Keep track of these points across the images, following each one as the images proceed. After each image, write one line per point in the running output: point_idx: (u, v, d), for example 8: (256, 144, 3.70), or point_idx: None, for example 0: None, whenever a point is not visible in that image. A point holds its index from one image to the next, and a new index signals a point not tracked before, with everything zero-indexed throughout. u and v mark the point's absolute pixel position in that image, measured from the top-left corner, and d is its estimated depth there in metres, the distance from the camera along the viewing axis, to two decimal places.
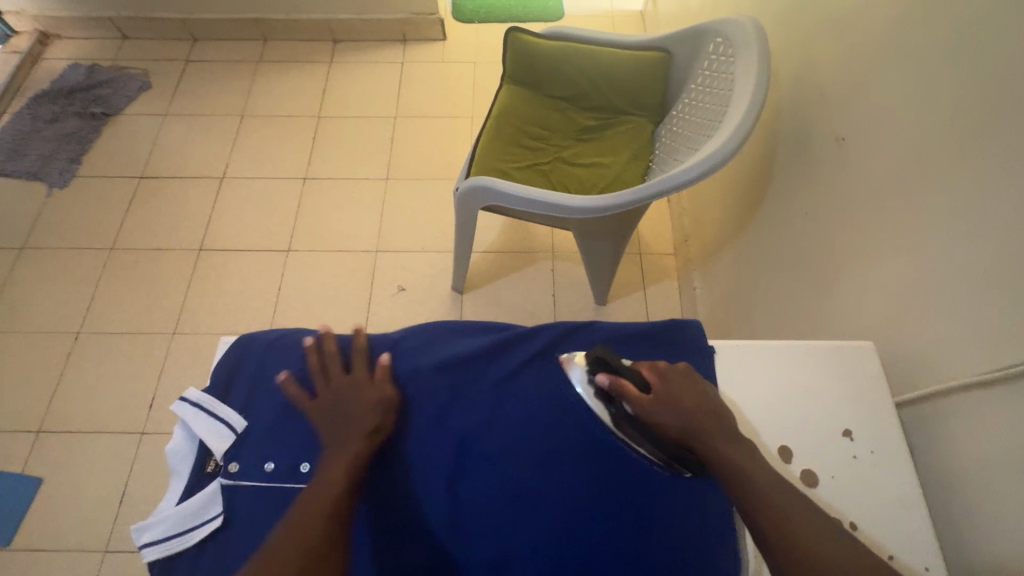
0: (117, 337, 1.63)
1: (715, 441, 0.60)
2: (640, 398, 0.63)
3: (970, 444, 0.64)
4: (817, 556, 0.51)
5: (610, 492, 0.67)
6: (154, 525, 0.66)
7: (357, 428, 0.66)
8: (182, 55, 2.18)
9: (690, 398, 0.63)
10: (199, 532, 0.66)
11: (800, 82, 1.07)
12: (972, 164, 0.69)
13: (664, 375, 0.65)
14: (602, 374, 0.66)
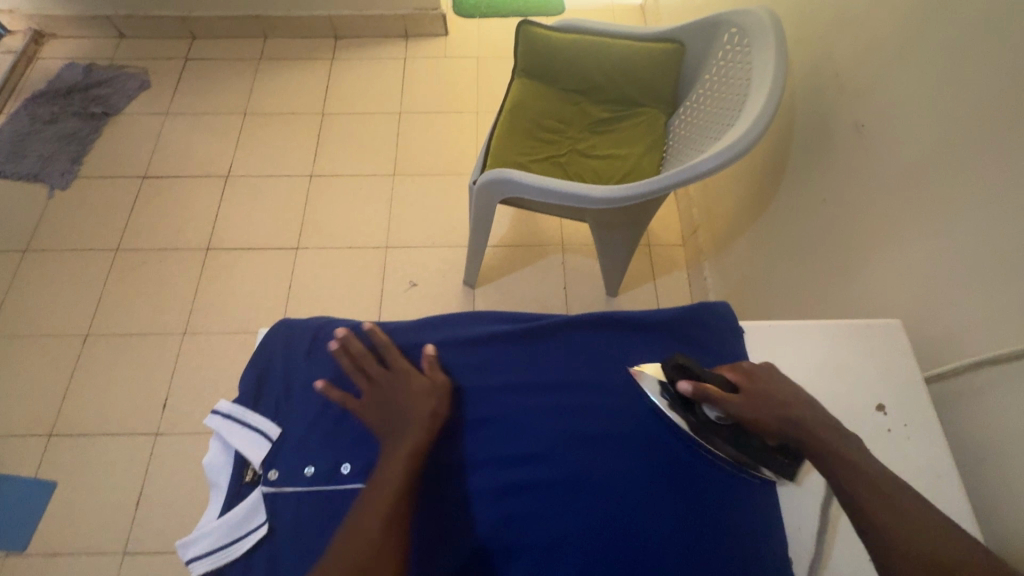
0: (127, 337, 1.62)
1: (813, 428, 0.62)
2: (726, 402, 0.65)
3: (1004, 423, 0.66)
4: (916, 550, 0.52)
5: (663, 477, 0.65)
6: (198, 540, 0.60)
7: (409, 418, 0.64)
8: (182, 53, 2.16)
9: (778, 392, 0.65)
10: (245, 543, 0.60)
11: (817, 72, 1.08)
12: (998, 151, 0.70)
13: (748, 374, 0.67)
14: (686, 382, 0.66)
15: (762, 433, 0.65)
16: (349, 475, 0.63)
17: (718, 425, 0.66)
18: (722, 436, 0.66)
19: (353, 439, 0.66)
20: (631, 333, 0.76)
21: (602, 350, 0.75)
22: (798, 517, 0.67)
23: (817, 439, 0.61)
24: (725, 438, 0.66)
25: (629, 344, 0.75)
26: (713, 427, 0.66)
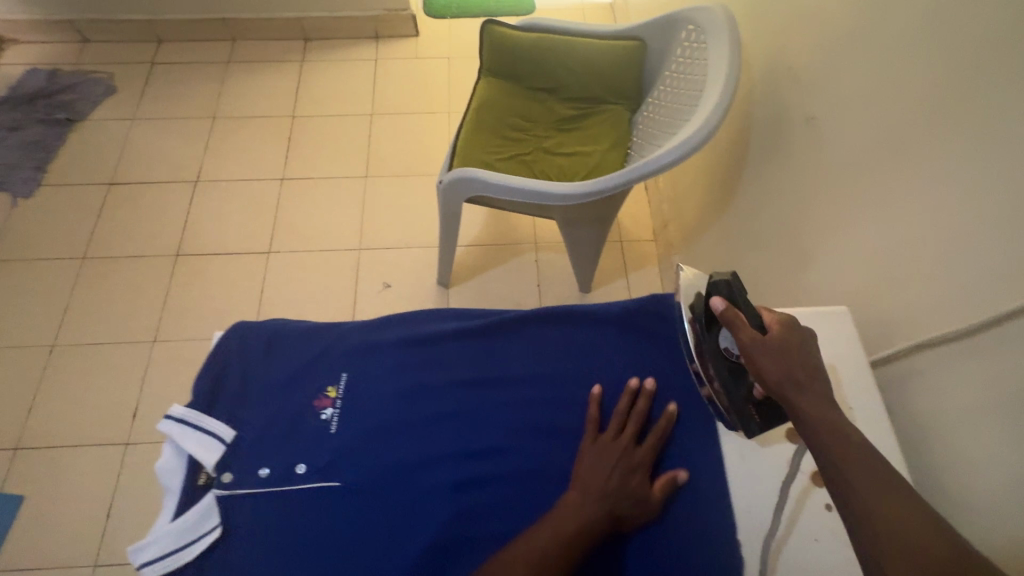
0: (95, 347, 1.59)
1: (812, 395, 0.59)
2: (740, 333, 0.62)
3: (944, 402, 0.68)
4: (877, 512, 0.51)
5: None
6: (149, 545, 0.59)
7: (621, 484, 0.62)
8: (149, 58, 2.13)
9: (799, 351, 0.62)
10: (199, 546, 0.59)
11: (772, 67, 1.10)
12: (939, 140, 0.73)
13: (785, 325, 0.64)
14: (719, 299, 0.64)
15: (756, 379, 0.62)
16: (304, 474, 0.63)
17: (720, 354, 0.66)
18: (716, 364, 0.66)
19: (307, 439, 0.66)
20: (585, 328, 0.76)
21: (559, 343, 0.75)
22: (750, 502, 0.64)
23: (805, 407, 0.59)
24: (719, 369, 0.66)
25: (584, 341, 0.75)
26: (715, 353, 0.66)
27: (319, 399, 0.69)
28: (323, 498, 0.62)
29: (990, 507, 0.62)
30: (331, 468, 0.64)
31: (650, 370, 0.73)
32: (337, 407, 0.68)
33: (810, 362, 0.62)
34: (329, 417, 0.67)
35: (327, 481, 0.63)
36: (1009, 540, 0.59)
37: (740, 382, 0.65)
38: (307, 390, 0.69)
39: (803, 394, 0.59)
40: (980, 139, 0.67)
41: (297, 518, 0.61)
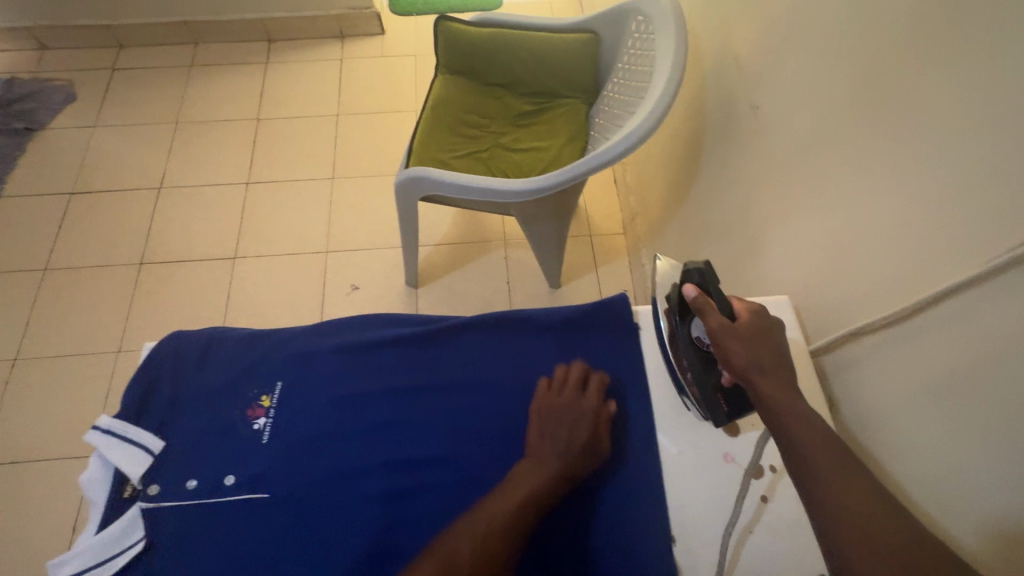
0: (59, 359, 1.57)
1: (777, 379, 0.61)
2: (709, 318, 0.64)
3: (880, 388, 0.69)
4: (843, 507, 0.51)
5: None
6: (71, 559, 0.58)
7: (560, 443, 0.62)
8: (110, 63, 2.09)
9: (766, 338, 0.64)
10: (120, 560, 0.59)
11: (721, 57, 1.10)
12: (870, 126, 0.72)
13: (755, 314, 0.66)
14: (692, 286, 0.67)
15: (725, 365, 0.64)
16: (233, 486, 0.63)
17: (692, 341, 0.68)
18: (689, 351, 0.67)
19: (239, 450, 0.65)
20: (526, 330, 0.75)
21: (500, 347, 0.74)
22: (684, 499, 0.65)
23: (768, 396, 0.60)
24: (690, 358, 0.67)
25: (526, 345, 0.74)
26: (687, 341, 0.68)
27: (251, 409, 0.67)
28: (250, 510, 0.62)
29: (926, 490, 0.62)
30: (260, 479, 0.63)
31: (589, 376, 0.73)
32: (269, 417, 0.67)
33: (777, 349, 0.64)
34: (261, 427, 0.66)
35: (256, 492, 0.62)
36: (945, 523, 0.60)
37: (709, 370, 0.67)
38: (239, 400, 0.68)
39: (767, 380, 0.60)
40: (907, 124, 0.67)
41: (224, 531, 0.61)
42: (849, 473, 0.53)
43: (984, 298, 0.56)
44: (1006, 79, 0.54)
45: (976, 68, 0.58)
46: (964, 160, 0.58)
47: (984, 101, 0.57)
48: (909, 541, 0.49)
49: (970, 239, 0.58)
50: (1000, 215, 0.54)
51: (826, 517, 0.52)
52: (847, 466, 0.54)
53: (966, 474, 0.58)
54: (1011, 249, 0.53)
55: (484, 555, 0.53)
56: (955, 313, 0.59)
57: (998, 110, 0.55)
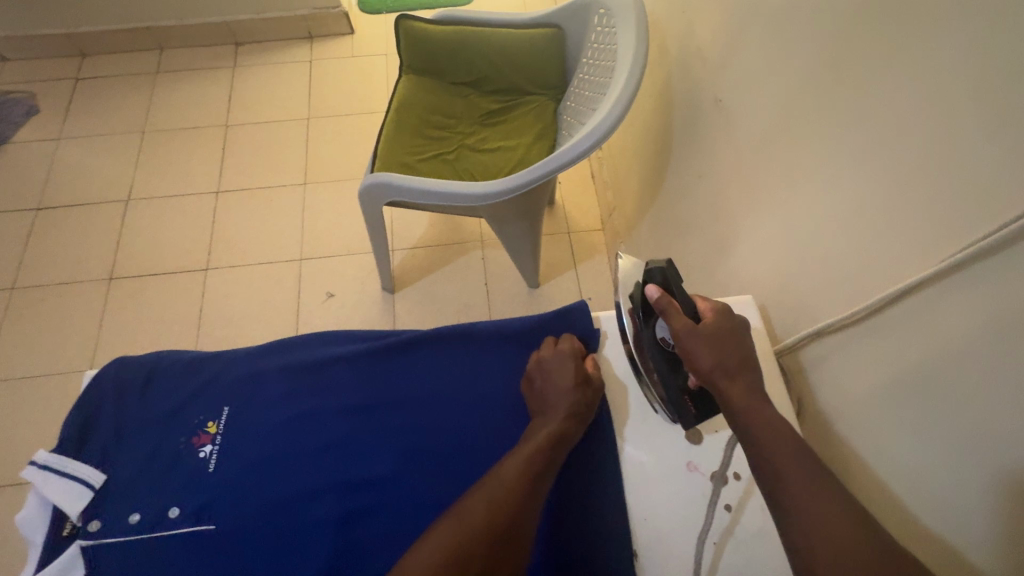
0: (28, 381, 1.53)
1: (743, 382, 0.59)
2: (674, 320, 0.62)
3: (844, 387, 0.67)
4: (808, 511, 0.50)
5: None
6: None
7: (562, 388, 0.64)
8: (72, 73, 2.04)
9: (730, 338, 0.61)
10: None
11: (685, 49, 1.08)
12: (826, 118, 0.70)
13: (720, 313, 0.64)
14: (654, 288, 0.64)
15: (691, 369, 0.62)
16: (178, 518, 0.61)
17: (657, 343, 0.65)
18: (654, 354, 0.65)
19: (184, 481, 0.64)
20: (480, 343, 0.73)
21: (453, 362, 0.72)
22: (647, 512, 0.64)
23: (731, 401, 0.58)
24: (655, 361, 0.65)
25: (482, 360, 0.72)
26: (652, 344, 0.65)
27: (197, 436, 0.66)
28: (194, 543, 0.60)
29: (890, 491, 0.61)
30: (206, 510, 0.62)
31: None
32: (216, 444, 0.66)
33: (742, 349, 0.61)
34: (207, 455, 0.65)
35: (202, 523, 0.61)
36: (911, 525, 0.59)
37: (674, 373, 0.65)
38: (185, 428, 0.67)
39: (732, 383, 0.59)
40: (859, 114, 0.65)
41: (168, 565, 0.60)
42: (817, 477, 0.52)
43: (938, 298, 0.54)
44: (951, 68, 0.52)
45: (921, 56, 0.56)
46: (913, 151, 0.57)
47: (929, 90, 0.55)
48: (880, 547, 0.47)
49: (919, 233, 0.56)
50: (945, 209, 0.53)
51: (796, 525, 0.50)
52: (820, 476, 0.52)
53: (929, 475, 0.56)
54: (957, 250, 0.52)
55: (508, 506, 0.54)
56: (912, 313, 0.57)
57: (943, 100, 0.53)
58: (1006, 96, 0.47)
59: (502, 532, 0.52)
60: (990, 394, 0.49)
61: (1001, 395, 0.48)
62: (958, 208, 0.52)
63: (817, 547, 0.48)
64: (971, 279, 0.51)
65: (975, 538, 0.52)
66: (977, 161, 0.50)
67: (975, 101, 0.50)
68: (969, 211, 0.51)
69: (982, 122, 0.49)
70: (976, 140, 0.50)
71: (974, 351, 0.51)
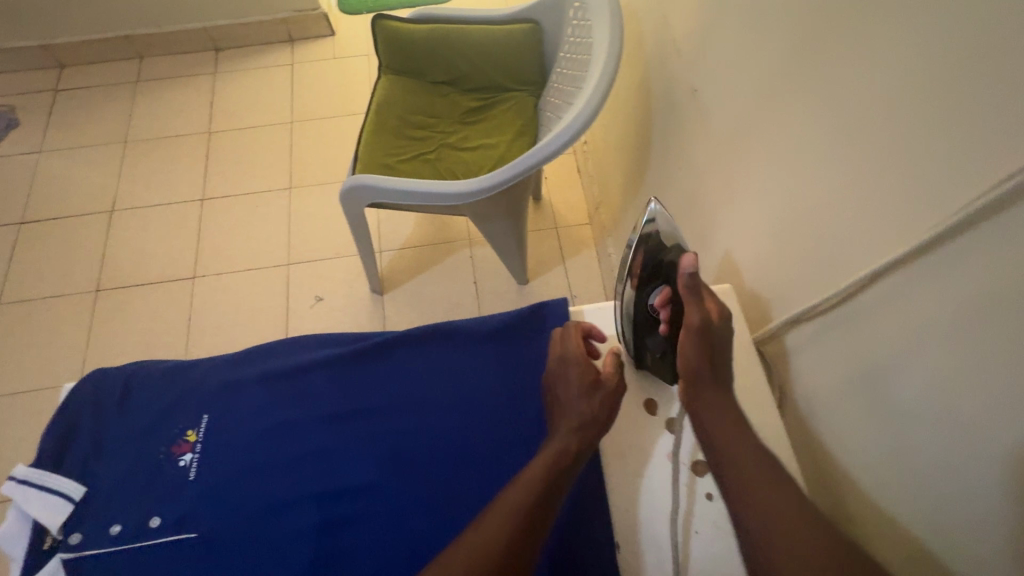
0: (18, 396, 1.52)
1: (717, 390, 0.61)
2: (690, 303, 0.63)
3: (820, 372, 0.69)
4: (755, 497, 0.52)
5: (483, 498, 0.64)
6: None
7: (573, 403, 0.61)
8: (52, 85, 2.02)
9: (721, 349, 0.63)
10: None
11: (660, 40, 1.08)
12: (795, 106, 0.71)
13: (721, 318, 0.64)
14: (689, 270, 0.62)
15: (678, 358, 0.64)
16: (158, 527, 0.63)
17: (648, 312, 0.66)
18: (640, 312, 0.66)
19: (165, 491, 0.65)
20: (457, 343, 0.73)
21: (428, 364, 0.72)
22: (629, 502, 0.65)
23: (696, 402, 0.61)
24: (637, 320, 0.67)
25: (458, 360, 0.72)
26: (643, 310, 0.66)
27: (176, 446, 0.68)
28: (176, 552, 0.62)
29: (865, 472, 0.63)
30: (186, 519, 0.63)
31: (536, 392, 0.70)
32: (196, 452, 0.68)
33: (724, 361, 0.63)
34: (187, 464, 0.67)
35: (182, 532, 0.63)
36: (883, 504, 0.61)
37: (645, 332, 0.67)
38: (165, 438, 0.68)
39: (706, 386, 0.61)
40: (824, 102, 0.65)
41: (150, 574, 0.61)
42: (768, 465, 0.54)
43: (901, 284, 0.55)
44: (908, 52, 0.53)
45: (878, 40, 0.56)
46: (874, 136, 0.57)
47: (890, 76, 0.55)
48: (820, 531, 0.48)
49: (885, 219, 0.57)
50: (905, 195, 0.54)
51: (745, 511, 0.52)
52: (774, 474, 0.53)
53: (903, 458, 0.57)
54: (917, 237, 0.53)
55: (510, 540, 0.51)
56: (879, 299, 0.58)
57: (900, 84, 0.54)
58: (960, 79, 0.47)
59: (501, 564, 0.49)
60: (950, 375, 0.50)
61: (959, 374, 0.50)
62: (914, 194, 0.53)
63: (764, 528, 0.50)
64: (930, 264, 0.52)
65: (946, 519, 0.53)
66: (930, 146, 0.50)
67: (929, 86, 0.50)
68: (925, 196, 0.51)
69: (934, 106, 0.50)
70: (928, 125, 0.50)
71: (937, 334, 0.51)
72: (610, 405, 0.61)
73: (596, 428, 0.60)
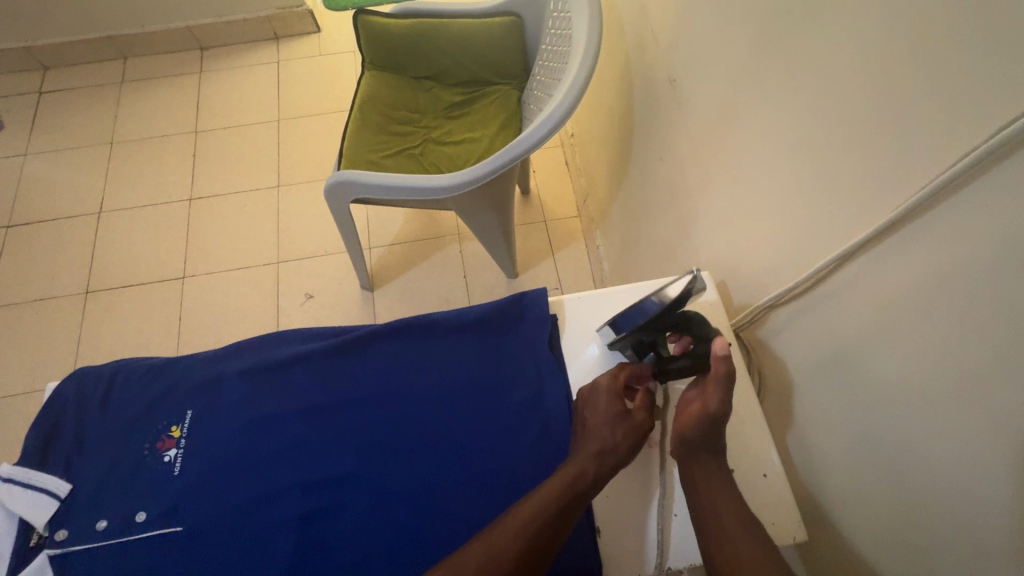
0: (10, 398, 1.52)
1: (707, 457, 0.61)
2: (713, 387, 0.62)
3: (799, 355, 0.70)
4: (730, 549, 0.55)
5: (465, 486, 0.65)
6: None
7: (597, 429, 0.63)
8: (36, 87, 2.01)
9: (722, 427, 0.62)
10: None
11: (640, 30, 1.08)
12: (768, 91, 0.72)
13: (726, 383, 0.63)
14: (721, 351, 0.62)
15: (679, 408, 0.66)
16: (145, 522, 0.64)
17: (651, 343, 0.67)
18: (650, 341, 0.67)
19: (152, 485, 0.66)
20: (438, 334, 0.74)
21: (409, 356, 0.73)
22: (611, 488, 0.68)
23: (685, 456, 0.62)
24: (637, 342, 0.67)
25: (439, 350, 0.73)
26: (648, 341, 0.67)
27: (161, 441, 0.69)
28: (162, 544, 0.63)
29: (842, 449, 0.65)
30: (172, 513, 0.65)
31: (519, 381, 0.71)
32: (180, 447, 0.69)
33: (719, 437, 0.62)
34: (172, 459, 0.68)
35: (168, 526, 0.64)
36: (861, 482, 0.62)
37: (647, 352, 0.68)
38: (149, 435, 0.69)
39: (697, 452, 0.62)
40: (795, 86, 0.66)
41: (137, 566, 0.62)
42: (747, 522, 0.56)
43: (876, 262, 0.57)
44: (871, 33, 0.54)
45: (844, 22, 0.57)
46: (845, 118, 0.58)
47: (854, 60, 0.56)
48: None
49: (856, 201, 0.58)
50: (873, 177, 0.55)
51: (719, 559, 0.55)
52: (750, 528, 0.56)
53: (880, 433, 0.59)
54: (886, 218, 0.54)
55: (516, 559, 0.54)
56: (856, 277, 0.60)
57: (866, 66, 0.55)
58: (921, 57, 0.48)
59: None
60: (925, 347, 0.52)
61: (934, 346, 0.51)
62: (884, 176, 0.54)
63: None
64: (903, 239, 0.53)
65: (923, 490, 0.54)
66: (899, 125, 0.52)
67: (894, 67, 0.51)
68: (896, 173, 0.53)
69: (902, 84, 0.51)
70: (897, 104, 0.52)
71: (914, 308, 0.53)
72: (637, 435, 0.62)
73: (620, 455, 0.61)
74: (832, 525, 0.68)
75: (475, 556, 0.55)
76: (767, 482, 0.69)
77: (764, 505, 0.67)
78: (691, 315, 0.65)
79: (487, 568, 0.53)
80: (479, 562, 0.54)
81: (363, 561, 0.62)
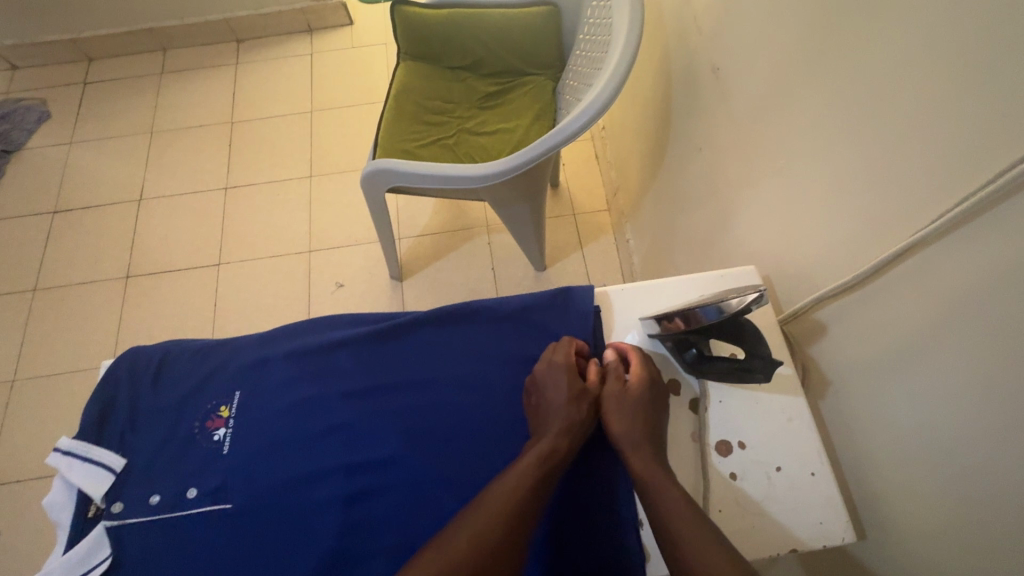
0: (56, 377, 1.58)
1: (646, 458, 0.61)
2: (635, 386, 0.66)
3: (842, 353, 0.68)
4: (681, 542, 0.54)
5: None
6: None
7: (562, 405, 0.64)
8: (81, 78, 2.07)
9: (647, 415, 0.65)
10: None
11: (682, 19, 1.06)
12: (815, 81, 0.69)
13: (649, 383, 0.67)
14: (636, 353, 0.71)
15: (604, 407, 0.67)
16: (195, 498, 0.66)
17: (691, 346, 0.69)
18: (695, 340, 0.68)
19: (200, 463, 0.68)
20: (478, 324, 0.74)
21: (444, 345, 0.73)
22: None
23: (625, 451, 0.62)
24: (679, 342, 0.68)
25: (478, 339, 0.74)
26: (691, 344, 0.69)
27: (211, 421, 0.71)
28: (213, 520, 0.65)
29: (887, 450, 0.63)
30: (220, 491, 0.66)
31: None
32: (228, 427, 0.71)
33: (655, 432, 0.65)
34: (221, 439, 0.70)
35: (217, 503, 0.66)
36: (906, 484, 0.60)
37: (688, 349, 0.70)
38: (199, 414, 0.71)
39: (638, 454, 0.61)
40: (844, 75, 0.64)
41: (187, 541, 0.65)
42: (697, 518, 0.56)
43: (931, 259, 0.54)
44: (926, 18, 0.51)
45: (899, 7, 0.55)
46: (897, 108, 0.56)
47: (907, 47, 0.54)
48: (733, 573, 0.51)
49: (909, 195, 0.56)
50: (928, 169, 0.53)
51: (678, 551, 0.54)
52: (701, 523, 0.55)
53: (929, 436, 0.57)
54: (938, 217, 0.52)
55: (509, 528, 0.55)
56: (908, 275, 0.57)
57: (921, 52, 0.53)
58: (981, 41, 0.46)
59: (497, 546, 0.54)
60: (984, 349, 0.50)
61: (993, 346, 0.49)
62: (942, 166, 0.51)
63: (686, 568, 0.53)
64: (964, 235, 0.50)
65: (975, 496, 0.52)
66: (959, 114, 0.49)
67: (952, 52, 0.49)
68: (954, 167, 0.50)
69: (959, 73, 0.49)
70: (957, 93, 0.49)
71: (974, 307, 0.50)
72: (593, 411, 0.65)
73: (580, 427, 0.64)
74: (878, 529, 0.66)
75: (469, 532, 0.55)
76: (814, 483, 0.66)
77: (808, 505, 0.66)
78: (744, 324, 0.66)
79: (479, 540, 0.54)
80: (475, 536, 0.54)
81: (402, 540, 0.63)
